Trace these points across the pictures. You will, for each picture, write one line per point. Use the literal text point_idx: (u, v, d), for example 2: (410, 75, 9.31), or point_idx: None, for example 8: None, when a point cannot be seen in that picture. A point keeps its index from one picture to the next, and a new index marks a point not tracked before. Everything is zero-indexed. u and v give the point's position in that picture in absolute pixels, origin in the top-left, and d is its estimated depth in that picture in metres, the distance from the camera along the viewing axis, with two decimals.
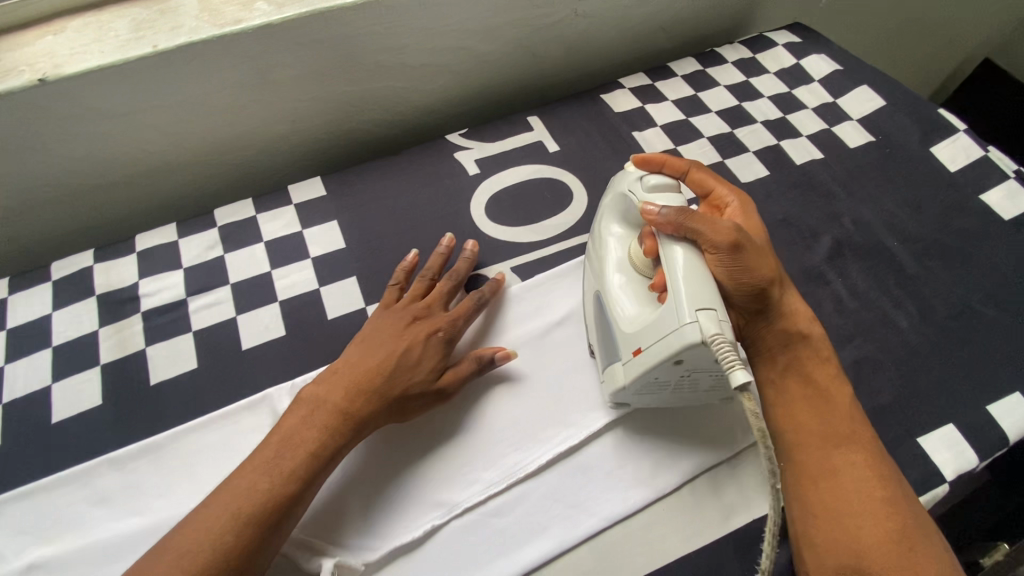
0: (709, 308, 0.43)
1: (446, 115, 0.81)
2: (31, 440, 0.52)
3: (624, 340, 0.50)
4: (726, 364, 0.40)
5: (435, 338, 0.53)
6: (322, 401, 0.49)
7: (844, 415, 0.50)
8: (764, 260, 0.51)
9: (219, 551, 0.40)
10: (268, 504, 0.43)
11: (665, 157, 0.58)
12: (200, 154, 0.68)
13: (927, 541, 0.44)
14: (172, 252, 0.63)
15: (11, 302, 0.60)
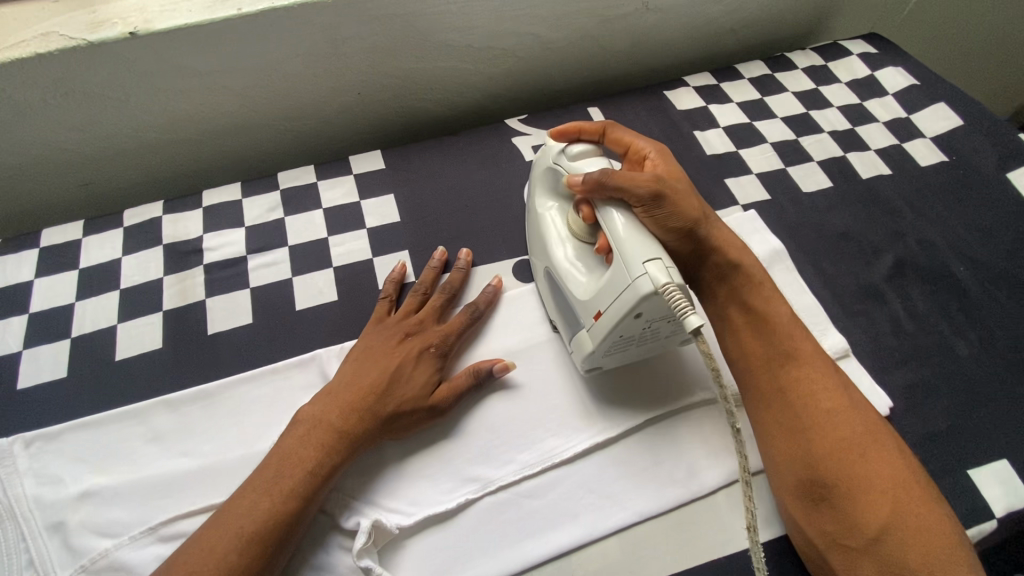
0: (656, 258, 0.45)
1: (506, 99, 0.81)
2: (94, 374, 0.55)
3: (583, 308, 0.51)
4: (678, 310, 0.42)
5: (428, 354, 0.53)
6: (319, 420, 0.48)
7: (799, 351, 0.52)
8: (692, 204, 0.53)
9: (225, 568, 0.40)
10: (272, 522, 0.43)
11: (579, 124, 0.59)
12: (269, 118, 0.70)
13: (872, 445, 0.47)
14: (236, 210, 0.66)
15: (85, 244, 0.63)
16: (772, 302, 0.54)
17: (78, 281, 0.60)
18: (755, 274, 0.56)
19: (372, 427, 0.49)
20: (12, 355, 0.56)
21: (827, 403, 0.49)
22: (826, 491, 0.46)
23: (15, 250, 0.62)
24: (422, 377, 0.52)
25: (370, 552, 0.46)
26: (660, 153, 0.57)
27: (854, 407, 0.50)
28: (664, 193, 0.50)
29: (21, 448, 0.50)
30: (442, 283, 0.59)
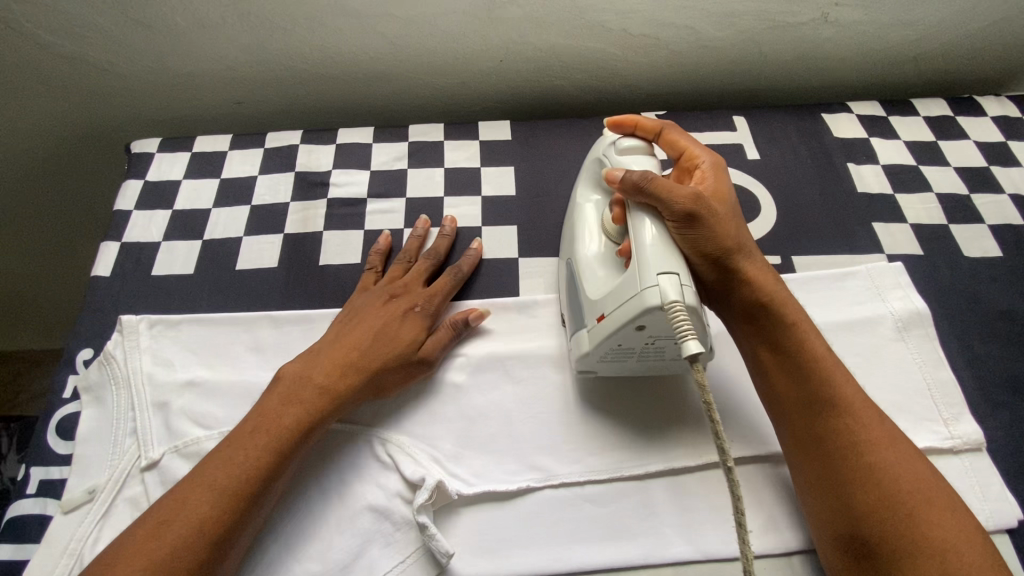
0: (671, 272, 0.43)
1: (645, 93, 0.78)
2: (217, 277, 0.59)
3: (589, 308, 0.49)
4: (680, 333, 0.41)
5: (413, 314, 0.54)
6: (304, 374, 0.49)
7: (842, 396, 0.46)
8: (729, 231, 0.49)
9: (215, 507, 0.42)
10: (258, 464, 0.44)
11: (635, 118, 0.56)
12: (410, 70, 0.71)
13: (934, 512, 0.41)
14: (365, 153, 0.68)
15: (228, 156, 0.67)
16: (811, 343, 0.48)
17: (217, 190, 0.65)
18: (789, 313, 0.49)
19: (351, 382, 0.49)
20: (153, 243, 0.61)
21: (873, 457, 0.43)
22: (865, 544, 0.41)
23: (171, 150, 0.68)
24: (407, 331, 0.52)
25: (427, 509, 0.47)
26: (713, 166, 0.53)
27: (909, 462, 0.43)
28: (698, 212, 0.47)
29: (145, 328, 0.55)
30: (427, 251, 0.60)
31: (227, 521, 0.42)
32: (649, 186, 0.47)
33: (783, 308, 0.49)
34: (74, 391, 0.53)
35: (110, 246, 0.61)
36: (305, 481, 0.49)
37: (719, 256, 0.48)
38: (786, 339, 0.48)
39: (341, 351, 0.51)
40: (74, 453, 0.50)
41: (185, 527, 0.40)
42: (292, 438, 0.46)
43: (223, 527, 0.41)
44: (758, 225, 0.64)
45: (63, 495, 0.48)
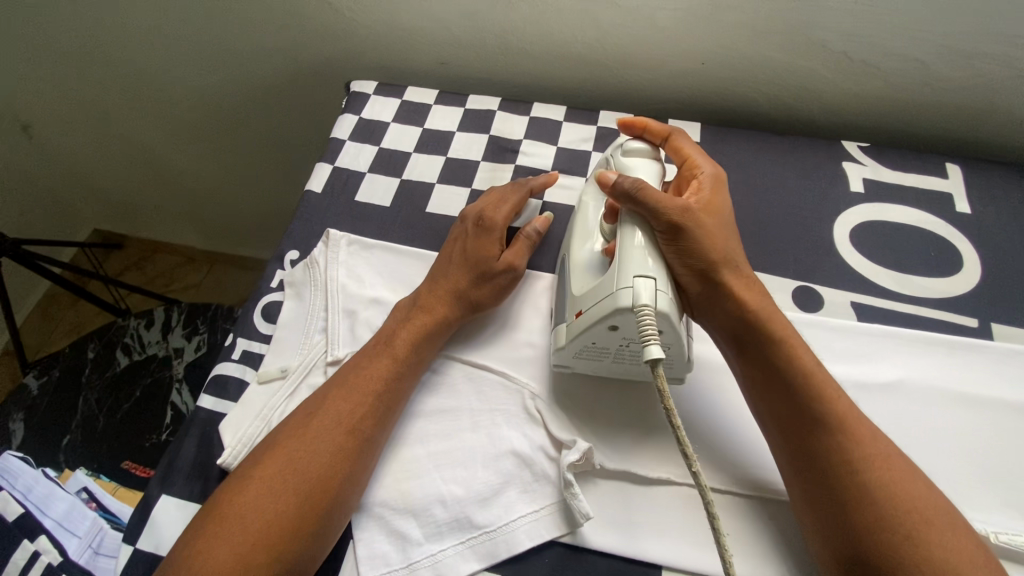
0: (648, 277, 0.44)
1: (844, 122, 0.74)
2: (408, 214, 0.65)
3: (572, 303, 0.50)
4: (644, 336, 0.42)
5: (487, 232, 0.58)
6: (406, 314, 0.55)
7: (834, 409, 0.45)
8: (715, 242, 0.49)
9: (341, 441, 0.47)
10: (378, 392, 0.50)
11: (646, 121, 0.59)
12: (613, 58, 0.74)
13: (937, 534, 0.40)
14: (556, 129, 0.71)
15: (433, 109, 0.74)
16: (799, 356, 0.47)
17: (419, 138, 0.71)
18: (780, 329, 0.48)
19: (454, 307, 0.55)
20: (358, 172, 0.68)
21: (873, 477, 0.42)
22: (864, 569, 0.40)
23: (385, 95, 0.75)
24: (487, 248, 0.57)
25: (572, 469, 0.49)
26: (712, 176, 0.53)
27: (902, 476, 0.43)
28: (683, 224, 0.48)
29: (345, 245, 0.62)
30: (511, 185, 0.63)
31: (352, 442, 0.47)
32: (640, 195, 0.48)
33: (772, 321, 0.48)
34: (280, 283, 0.61)
35: (324, 167, 0.69)
36: (462, 413, 0.53)
37: (704, 269, 0.48)
38: (766, 352, 0.48)
39: (428, 293, 0.55)
40: (276, 335, 0.57)
41: (317, 454, 0.46)
42: (396, 378, 0.51)
43: (351, 447, 0.47)
44: (954, 282, 0.59)
45: (260, 367, 0.56)
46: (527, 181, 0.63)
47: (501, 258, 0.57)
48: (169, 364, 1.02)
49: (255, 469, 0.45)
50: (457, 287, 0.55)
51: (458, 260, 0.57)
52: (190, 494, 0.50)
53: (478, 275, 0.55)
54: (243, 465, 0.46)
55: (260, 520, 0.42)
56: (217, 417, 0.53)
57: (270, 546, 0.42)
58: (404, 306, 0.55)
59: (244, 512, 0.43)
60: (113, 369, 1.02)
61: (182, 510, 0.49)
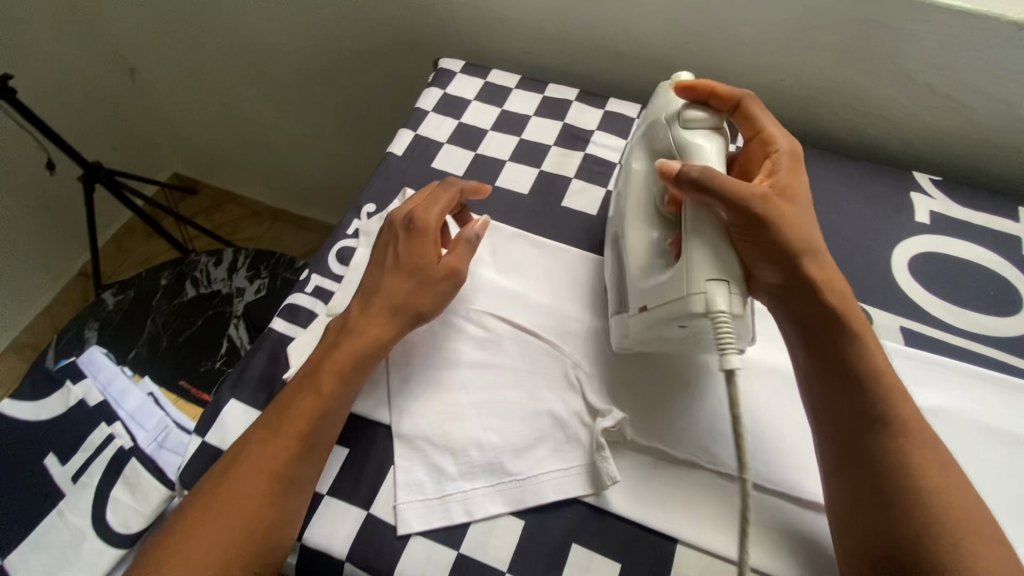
0: (722, 281, 0.45)
1: (917, 156, 0.74)
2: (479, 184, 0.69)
3: (636, 295, 0.50)
4: (723, 345, 0.44)
5: (418, 237, 0.55)
6: (379, 285, 0.55)
7: (898, 410, 0.46)
8: (801, 231, 0.49)
9: (307, 416, 0.49)
10: (343, 367, 0.51)
11: (713, 85, 0.54)
12: (693, 65, 0.76)
13: (988, 550, 0.41)
14: (628, 125, 0.74)
15: (513, 93, 0.77)
16: (872, 357, 0.48)
17: (497, 117, 0.75)
18: (856, 321, 0.49)
19: (386, 316, 0.53)
20: (437, 141, 0.73)
21: (932, 483, 0.43)
22: (901, 565, 0.41)
23: (469, 75, 0.80)
24: (423, 253, 0.55)
25: (605, 435, 0.51)
26: (795, 150, 0.52)
27: (952, 478, 0.44)
28: (761, 218, 0.47)
29: None
30: (434, 191, 0.59)
31: (316, 417, 0.49)
32: (708, 183, 0.46)
33: (842, 316, 0.49)
34: (355, 231, 0.66)
35: (406, 133, 0.74)
36: (505, 369, 0.56)
37: (788, 260, 0.48)
38: (828, 341, 0.49)
39: (376, 296, 0.54)
40: (346, 276, 0.62)
41: (280, 434, 0.48)
42: (361, 359, 0.52)
43: (315, 421, 0.49)
44: (1012, 323, 0.59)
45: (328, 303, 0.60)
46: (458, 183, 0.61)
47: (440, 262, 0.55)
48: (231, 301, 1.10)
49: (250, 455, 0.47)
50: (393, 297, 0.53)
51: (386, 271, 0.55)
52: (254, 402, 0.55)
53: (415, 283, 0.54)
54: (241, 443, 0.49)
55: (253, 503, 0.45)
56: (285, 340, 0.58)
57: (263, 520, 0.45)
58: (372, 280, 0.55)
59: (234, 496, 0.46)
60: (181, 298, 1.11)
61: (247, 415, 0.54)
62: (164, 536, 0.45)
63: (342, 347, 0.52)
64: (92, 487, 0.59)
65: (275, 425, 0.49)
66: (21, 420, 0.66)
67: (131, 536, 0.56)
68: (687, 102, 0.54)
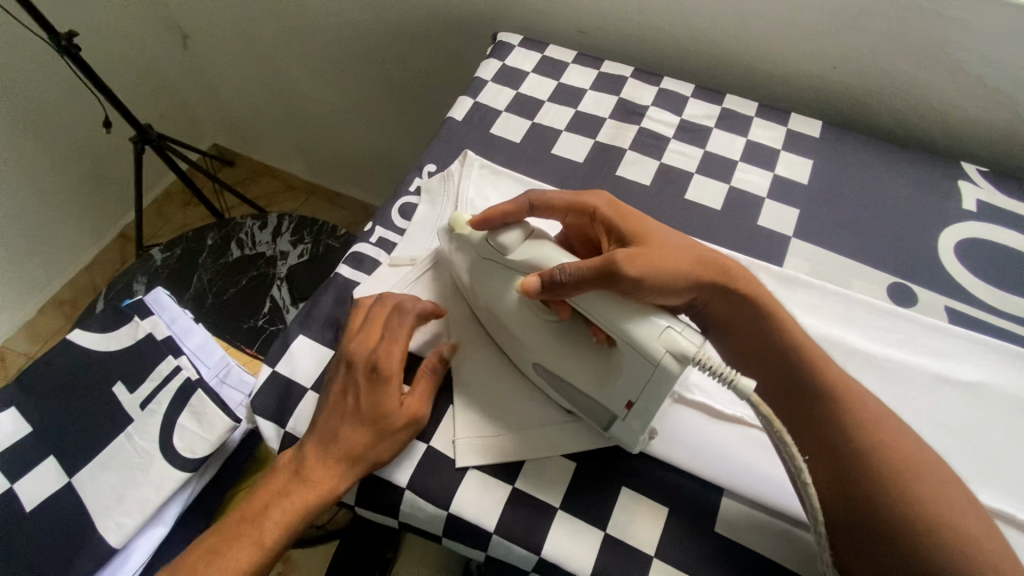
0: (665, 326, 0.45)
1: (965, 148, 0.75)
2: (535, 152, 0.72)
3: (607, 394, 0.49)
4: (728, 378, 0.43)
5: (360, 394, 0.51)
6: (327, 446, 0.50)
7: (812, 358, 0.48)
8: (679, 254, 0.51)
9: (313, 498, 0.49)
10: (344, 464, 0.49)
11: (495, 210, 0.55)
12: (747, 49, 0.78)
13: (931, 480, 0.42)
14: (681, 103, 0.76)
15: (569, 67, 0.80)
16: (792, 331, 0.50)
17: (554, 89, 0.78)
18: (760, 297, 0.51)
19: (344, 471, 0.50)
20: (495, 109, 0.76)
21: (869, 436, 0.44)
22: (859, 512, 0.42)
23: (527, 48, 0.82)
24: (371, 413, 0.50)
25: None
26: (613, 205, 0.54)
27: (879, 419, 0.45)
28: (641, 276, 0.48)
29: (478, 167, 0.69)
30: (382, 323, 0.54)
31: (322, 501, 0.49)
32: (583, 279, 0.48)
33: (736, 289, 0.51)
34: (416, 188, 0.69)
35: (466, 100, 0.77)
36: None
37: (691, 282, 0.50)
38: (741, 317, 0.51)
39: (319, 453, 0.50)
40: (409, 230, 0.65)
41: (287, 508, 0.49)
42: (360, 461, 0.50)
43: (318, 504, 0.49)
44: None
45: (392, 253, 0.64)
46: (410, 306, 0.56)
47: (400, 411, 0.51)
48: (274, 263, 1.14)
49: (250, 526, 0.49)
50: (350, 450, 0.49)
51: (343, 418, 0.51)
52: (321, 340, 0.58)
53: (372, 437, 0.50)
54: (224, 524, 0.51)
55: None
56: (351, 285, 0.61)
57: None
58: (319, 432, 0.50)
59: (232, 555, 0.48)
60: (227, 258, 1.14)
61: (316, 350, 0.57)
62: (176, 570, 0.49)
63: (307, 462, 0.50)
64: (160, 414, 0.62)
65: (252, 518, 0.50)
66: (89, 350, 0.68)
67: (196, 460, 0.61)
68: (485, 234, 0.55)
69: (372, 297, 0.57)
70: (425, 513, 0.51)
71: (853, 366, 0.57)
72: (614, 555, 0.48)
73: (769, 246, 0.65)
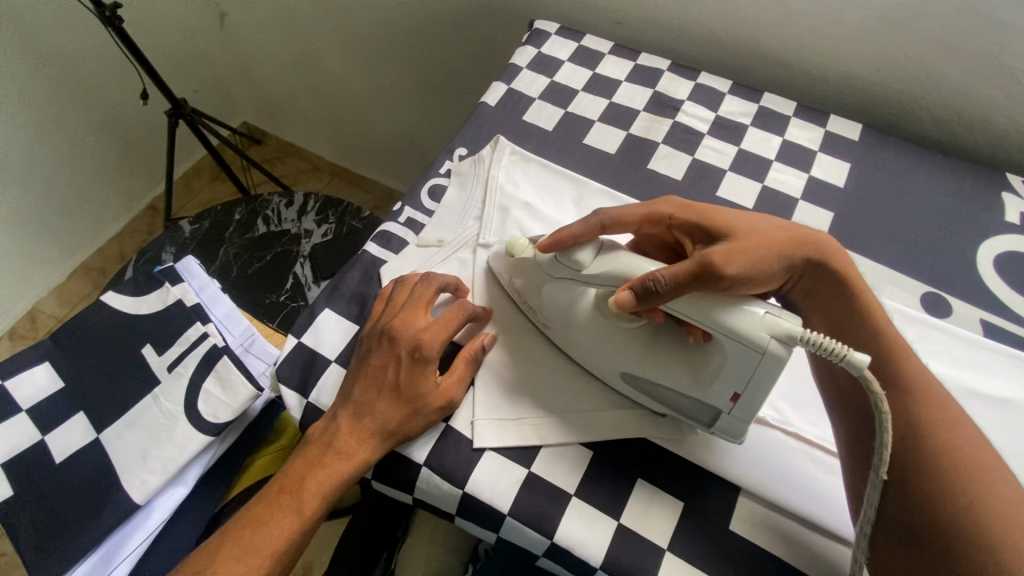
0: (769, 313, 0.45)
1: (1011, 159, 0.73)
2: (567, 141, 0.72)
3: (711, 394, 0.49)
4: (835, 355, 0.43)
5: (401, 370, 0.51)
6: (361, 419, 0.51)
7: (887, 339, 0.49)
8: (768, 238, 0.51)
9: (347, 470, 0.50)
10: (380, 439, 0.51)
11: (566, 230, 0.53)
12: (787, 48, 0.77)
13: (997, 478, 0.43)
14: (717, 98, 0.75)
15: (605, 58, 0.79)
16: (873, 316, 0.51)
17: (588, 79, 0.77)
18: (838, 268, 0.52)
19: (379, 446, 0.51)
20: (529, 96, 0.75)
21: (930, 434, 0.45)
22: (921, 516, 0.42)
23: (564, 37, 0.82)
24: (411, 390, 0.51)
25: None
26: (684, 210, 0.54)
27: (956, 423, 0.45)
28: (732, 270, 0.48)
29: (509, 153, 0.69)
30: (424, 301, 0.55)
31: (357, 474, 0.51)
32: (678, 286, 0.47)
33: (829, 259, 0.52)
34: (447, 171, 0.69)
35: (500, 86, 0.76)
36: None
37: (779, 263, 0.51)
38: (825, 292, 0.53)
39: (353, 425, 0.51)
40: (438, 212, 0.65)
41: (322, 480, 0.51)
42: (395, 435, 0.51)
43: (354, 477, 0.51)
44: None
45: (420, 234, 0.64)
46: (463, 305, 0.56)
47: (438, 392, 0.52)
48: (298, 241, 1.15)
49: (290, 497, 0.51)
50: (385, 426, 0.50)
51: (381, 395, 0.51)
52: (347, 314, 0.59)
53: (408, 414, 0.51)
54: (263, 494, 0.53)
55: (274, 546, 0.50)
56: (378, 262, 0.62)
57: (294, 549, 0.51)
58: (355, 403, 0.51)
59: (273, 524, 0.50)
60: (252, 233, 1.16)
61: (341, 323, 0.58)
62: (218, 541, 0.51)
63: (340, 436, 0.51)
64: (186, 378, 0.64)
65: (289, 491, 0.52)
66: (122, 312, 0.70)
67: (219, 425, 0.62)
68: (557, 255, 0.54)
69: (416, 277, 0.57)
70: (440, 491, 0.51)
71: None
72: (628, 546, 0.48)
73: None
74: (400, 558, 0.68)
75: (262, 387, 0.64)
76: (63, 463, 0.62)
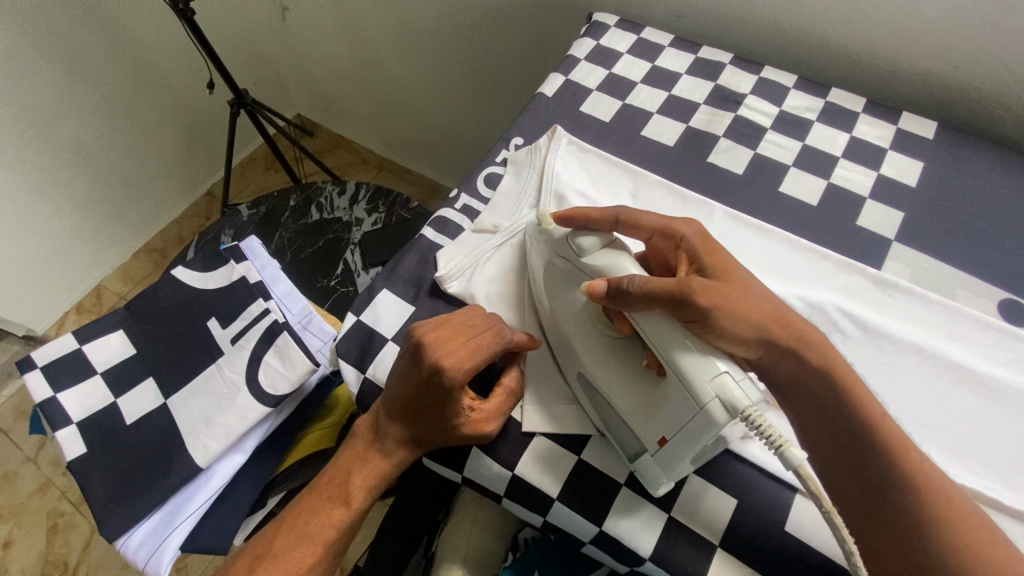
0: (722, 377, 0.42)
1: None
2: (624, 133, 0.71)
3: (641, 428, 0.47)
4: (775, 441, 0.41)
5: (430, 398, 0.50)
6: (400, 430, 0.53)
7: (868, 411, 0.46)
8: (746, 302, 0.47)
9: (389, 467, 0.55)
10: (415, 446, 0.53)
11: (584, 211, 0.54)
12: (860, 42, 0.74)
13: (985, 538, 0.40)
14: (782, 93, 0.73)
15: (665, 52, 0.79)
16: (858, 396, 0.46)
17: (647, 71, 0.77)
18: (822, 349, 0.48)
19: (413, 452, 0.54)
20: (586, 88, 0.75)
21: (940, 512, 0.41)
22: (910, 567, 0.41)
23: (623, 30, 0.82)
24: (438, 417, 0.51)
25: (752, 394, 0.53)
26: (695, 239, 0.51)
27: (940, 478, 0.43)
28: (707, 305, 0.45)
29: (565, 143, 0.69)
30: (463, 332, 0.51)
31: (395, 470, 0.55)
32: (646, 296, 0.47)
33: (812, 348, 0.48)
34: (502, 160, 0.70)
35: (557, 77, 0.76)
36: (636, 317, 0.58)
37: (756, 334, 0.47)
38: (801, 369, 0.48)
39: (392, 431, 0.53)
40: (494, 199, 0.66)
41: (368, 472, 0.55)
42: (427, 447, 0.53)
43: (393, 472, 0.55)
44: None
45: (475, 221, 0.65)
46: (504, 331, 0.52)
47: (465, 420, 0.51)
48: (349, 229, 1.18)
49: (338, 490, 0.55)
50: (416, 438, 0.53)
51: (412, 414, 0.52)
52: (404, 296, 0.60)
53: (434, 435, 0.51)
54: (315, 485, 0.57)
55: (326, 536, 0.54)
56: (436, 247, 0.63)
57: (346, 533, 0.55)
58: (392, 413, 0.53)
59: (320, 516, 0.54)
60: (306, 220, 1.20)
61: (400, 304, 0.59)
62: (261, 545, 0.54)
63: (383, 437, 0.54)
64: (249, 350, 0.67)
65: (340, 482, 0.55)
66: (190, 285, 0.73)
67: (277, 397, 0.64)
68: (571, 231, 0.54)
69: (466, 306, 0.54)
70: (490, 472, 0.52)
71: (956, 383, 0.52)
72: (675, 540, 0.48)
73: (868, 246, 0.62)
74: (443, 539, 0.69)
75: (318, 363, 0.66)
76: (135, 423, 0.66)
